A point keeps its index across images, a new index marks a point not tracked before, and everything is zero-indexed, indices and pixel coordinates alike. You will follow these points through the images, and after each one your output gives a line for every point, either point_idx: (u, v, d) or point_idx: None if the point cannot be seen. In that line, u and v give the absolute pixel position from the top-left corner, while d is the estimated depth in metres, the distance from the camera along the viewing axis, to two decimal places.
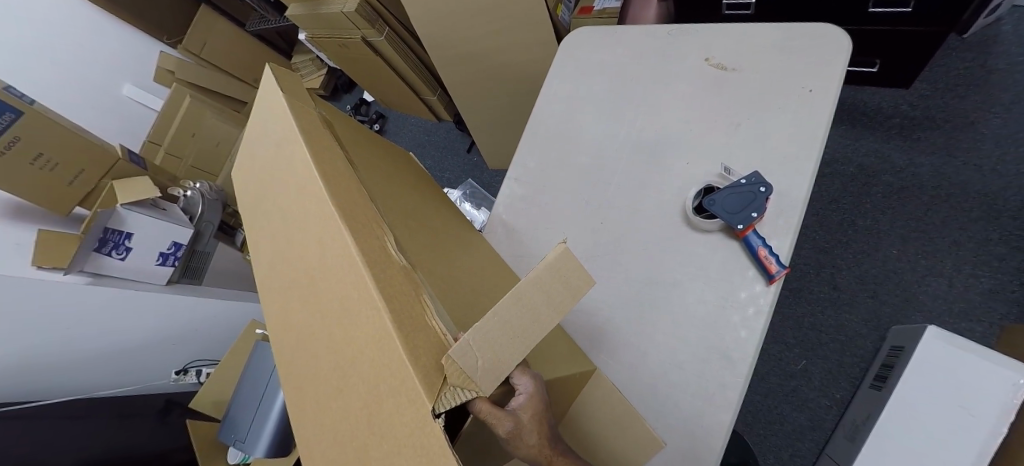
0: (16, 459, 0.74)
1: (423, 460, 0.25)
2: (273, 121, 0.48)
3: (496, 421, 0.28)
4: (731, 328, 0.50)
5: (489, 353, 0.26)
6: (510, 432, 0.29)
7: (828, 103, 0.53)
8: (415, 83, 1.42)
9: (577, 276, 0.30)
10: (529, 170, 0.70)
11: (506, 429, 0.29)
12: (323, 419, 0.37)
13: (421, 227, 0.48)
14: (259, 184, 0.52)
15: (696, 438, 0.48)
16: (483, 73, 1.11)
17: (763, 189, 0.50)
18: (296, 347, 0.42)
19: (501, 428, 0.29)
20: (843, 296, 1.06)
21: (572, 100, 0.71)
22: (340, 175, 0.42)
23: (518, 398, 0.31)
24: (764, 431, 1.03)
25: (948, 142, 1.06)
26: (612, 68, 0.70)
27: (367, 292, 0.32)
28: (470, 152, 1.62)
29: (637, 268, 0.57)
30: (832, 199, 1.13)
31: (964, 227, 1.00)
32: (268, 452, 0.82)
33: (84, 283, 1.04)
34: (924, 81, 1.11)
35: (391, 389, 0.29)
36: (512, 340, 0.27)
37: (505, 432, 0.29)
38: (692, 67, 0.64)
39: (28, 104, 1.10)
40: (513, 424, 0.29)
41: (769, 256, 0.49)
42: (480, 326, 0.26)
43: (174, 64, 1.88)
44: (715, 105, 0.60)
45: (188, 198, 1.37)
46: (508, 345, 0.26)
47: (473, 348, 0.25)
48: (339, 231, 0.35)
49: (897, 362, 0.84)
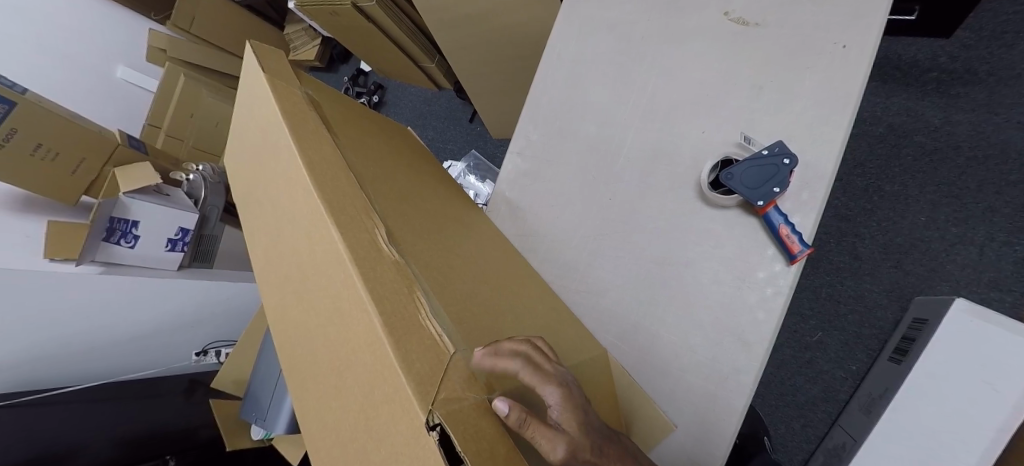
0: (51, 443, 0.79)
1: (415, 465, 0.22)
2: (257, 105, 0.45)
3: (547, 445, 0.25)
4: (748, 309, 0.49)
5: (466, 425, 0.22)
6: (567, 457, 0.25)
7: (863, 60, 0.49)
8: (412, 50, 1.35)
9: (487, 423, 0.23)
10: (533, 142, 0.64)
11: (564, 453, 0.25)
12: (320, 425, 0.34)
13: (418, 215, 0.45)
14: (244, 172, 0.48)
15: (706, 421, 0.48)
16: (481, 37, 1.02)
17: (787, 161, 0.47)
18: (293, 342, 0.39)
19: (557, 457, 0.25)
20: (864, 266, 1.02)
21: (576, 64, 0.65)
22: (328, 162, 0.39)
23: (553, 410, 0.28)
24: (776, 402, 1.03)
25: (990, 97, 0.97)
26: (622, 25, 0.64)
27: (356, 293, 0.29)
28: (473, 121, 1.57)
29: (652, 247, 0.54)
30: (857, 163, 1.07)
31: (1002, 191, 0.94)
32: (287, 426, 0.80)
33: (96, 273, 1.05)
34: (969, 28, 1.00)
35: (385, 394, 0.25)
36: (479, 418, 0.23)
37: (564, 456, 0.25)
38: (711, 25, 0.58)
39: (21, 93, 1.07)
40: (569, 444, 0.25)
41: (791, 235, 0.47)
42: (451, 410, 0.22)
43: (165, 42, 1.83)
44: (731, 68, 0.56)
45: (191, 182, 1.35)
46: (473, 421, 0.23)
47: (457, 415, 0.22)
48: (329, 228, 0.33)
49: (918, 335, 0.81)
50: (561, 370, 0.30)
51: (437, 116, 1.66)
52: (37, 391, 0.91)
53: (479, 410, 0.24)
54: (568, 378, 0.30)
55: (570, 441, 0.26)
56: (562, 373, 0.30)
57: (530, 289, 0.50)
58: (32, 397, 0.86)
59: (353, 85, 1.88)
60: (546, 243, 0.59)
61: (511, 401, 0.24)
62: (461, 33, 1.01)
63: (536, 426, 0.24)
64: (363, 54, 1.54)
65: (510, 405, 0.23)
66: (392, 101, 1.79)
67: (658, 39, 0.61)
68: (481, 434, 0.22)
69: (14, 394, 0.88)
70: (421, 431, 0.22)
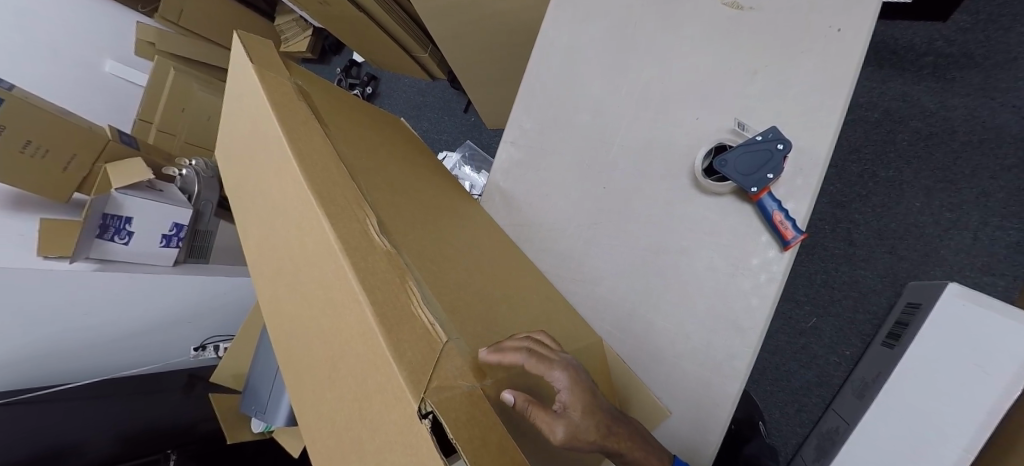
0: (53, 440, 0.80)
1: (410, 457, 0.22)
2: (245, 96, 0.44)
3: (547, 426, 0.28)
4: (742, 296, 0.49)
5: (460, 413, 0.22)
6: (566, 437, 0.29)
7: (858, 45, 0.49)
8: (405, 40, 1.33)
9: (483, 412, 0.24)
10: (527, 132, 0.64)
11: (563, 434, 0.28)
12: (315, 416, 0.34)
13: (412, 206, 0.45)
14: (234, 165, 0.48)
15: (701, 406, 0.48)
16: (473, 26, 1.00)
17: (781, 146, 0.47)
18: (287, 336, 0.39)
19: (556, 437, 0.28)
20: (859, 252, 1.02)
21: (570, 51, 0.64)
22: (319, 153, 0.38)
23: (561, 394, 0.30)
24: (771, 388, 1.04)
25: (986, 81, 0.97)
26: (615, 11, 0.63)
27: (347, 285, 0.29)
28: (467, 111, 1.56)
29: (646, 235, 0.54)
30: (852, 148, 1.06)
31: (996, 176, 0.94)
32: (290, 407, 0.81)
33: (89, 270, 1.03)
34: (965, 11, 0.99)
35: (378, 384, 0.25)
36: (472, 407, 0.23)
37: (563, 438, 0.28)
38: (705, 10, 0.58)
39: (8, 90, 1.06)
40: (567, 426, 0.29)
41: (785, 221, 0.47)
42: (445, 397, 0.23)
43: (154, 36, 1.81)
44: (726, 53, 0.55)
45: (184, 177, 1.33)
46: (465, 410, 0.23)
47: (450, 400, 0.23)
48: (319, 219, 0.32)
49: (912, 320, 0.82)
50: (563, 357, 0.32)
51: (432, 107, 1.65)
52: (35, 389, 0.91)
53: (472, 398, 0.24)
54: (570, 364, 0.32)
55: (568, 423, 0.29)
56: (565, 362, 0.32)
57: (524, 278, 0.50)
58: (33, 394, 0.87)
59: (345, 77, 1.86)
60: (541, 234, 0.59)
61: (516, 389, 0.26)
62: (453, 21, 1.00)
63: (540, 412, 0.27)
64: (355, 44, 1.51)
65: (518, 396, 0.26)
66: (386, 92, 1.77)
67: (652, 24, 0.60)
68: (475, 421, 0.22)
69: (13, 392, 0.88)
70: (412, 420, 0.22)
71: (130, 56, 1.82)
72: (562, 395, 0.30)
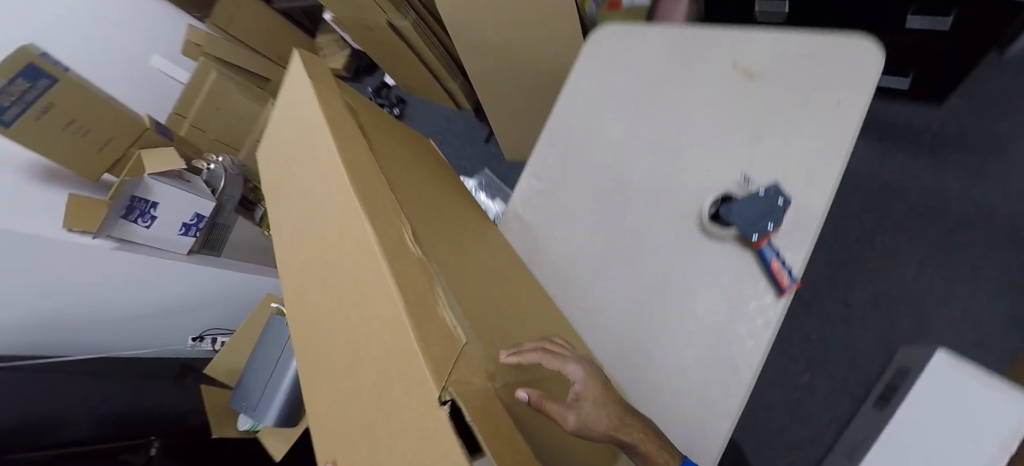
0: (48, 411, 0.80)
1: (426, 441, 0.24)
2: (300, 106, 0.49)
3: (561, 415, 0.30)
4: (738, 338, 0.52)
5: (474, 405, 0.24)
6: (577, 424, 0.31)
7: (856, 116, 0.54)
8: (439, 70, 1.41)
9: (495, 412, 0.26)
10: (548, 165, 0.69)
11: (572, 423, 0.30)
12: (335, 402, 0.36)
13: (439, 220, 0.48)
14: (281, 165, 0.52)
15: (693, 441, 0.50)
16: (506, 64, 1.08)
17: (781, 202, 0.51)
18: (313, 328, 0.42)
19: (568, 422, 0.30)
20: (855, 314, 1.04)
21: (595, 96, 0.70)
22: (363, 163, 0.42)
23: (576, 384, 0.34)
24: (762, 443, 1.03)
25: (979, 162, 1.04)
26: (640, 65, 0.69)
27: (381, 284, 0.32)
28: (488, 142, 1.65)
29: (651, 271, 0.58)
30: (851, 214, 1.10)
31: (987, 253, 0.99)
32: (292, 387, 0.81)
33: (110, 249, 1.09)
34: (961, 96, 1.08)
35: (401, 377, 0.28)
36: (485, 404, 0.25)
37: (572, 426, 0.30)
38: (720, 72, 0.64)
39: (63, 70, 1.13)
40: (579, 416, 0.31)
41: (782, 270, 0.50)
42: (462, 391, 0.25)
43: (202, 39, 1.89)
44: (736, 114, 0.60)
45: (211, 171, 1.38)
46: (479, 403, 0.25)
47: (466, 393, 0.25)
48: (360, 220, 0.36)
49: (902, 383, 0.83)
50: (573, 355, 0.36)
51: (454, 134, 1.72)
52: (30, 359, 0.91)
53: (484, 396, 0.26)
54: (582, 359, 0.36)
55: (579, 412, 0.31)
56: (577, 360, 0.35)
57: (534, 299, 0.53)
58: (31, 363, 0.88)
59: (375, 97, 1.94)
60: (553, 260, 0.63)
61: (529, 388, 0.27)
62: (488, 58, 1.08)
63: (553, 404, 0.29)
64: (390, 68, 1.60)
65: (531, 393, 0.26)
66: (411, 115, 1.85)
67: (672, 79, 0.66)
68: (486, 414, 0.25)
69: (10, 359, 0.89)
70: (433, 406, 0.24)
71: (177, 54, 1.93)
72: (577, 385, 0.34)
